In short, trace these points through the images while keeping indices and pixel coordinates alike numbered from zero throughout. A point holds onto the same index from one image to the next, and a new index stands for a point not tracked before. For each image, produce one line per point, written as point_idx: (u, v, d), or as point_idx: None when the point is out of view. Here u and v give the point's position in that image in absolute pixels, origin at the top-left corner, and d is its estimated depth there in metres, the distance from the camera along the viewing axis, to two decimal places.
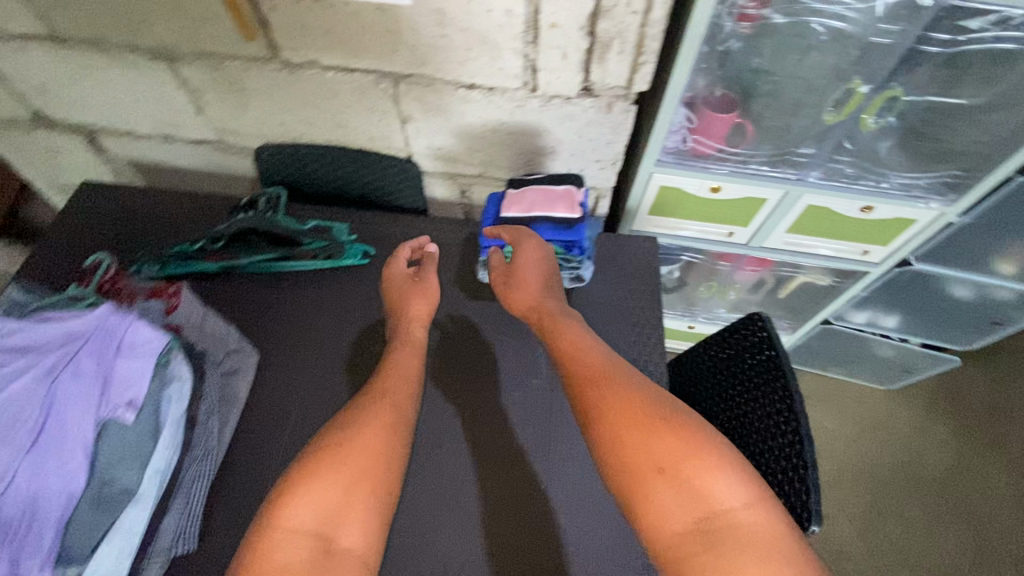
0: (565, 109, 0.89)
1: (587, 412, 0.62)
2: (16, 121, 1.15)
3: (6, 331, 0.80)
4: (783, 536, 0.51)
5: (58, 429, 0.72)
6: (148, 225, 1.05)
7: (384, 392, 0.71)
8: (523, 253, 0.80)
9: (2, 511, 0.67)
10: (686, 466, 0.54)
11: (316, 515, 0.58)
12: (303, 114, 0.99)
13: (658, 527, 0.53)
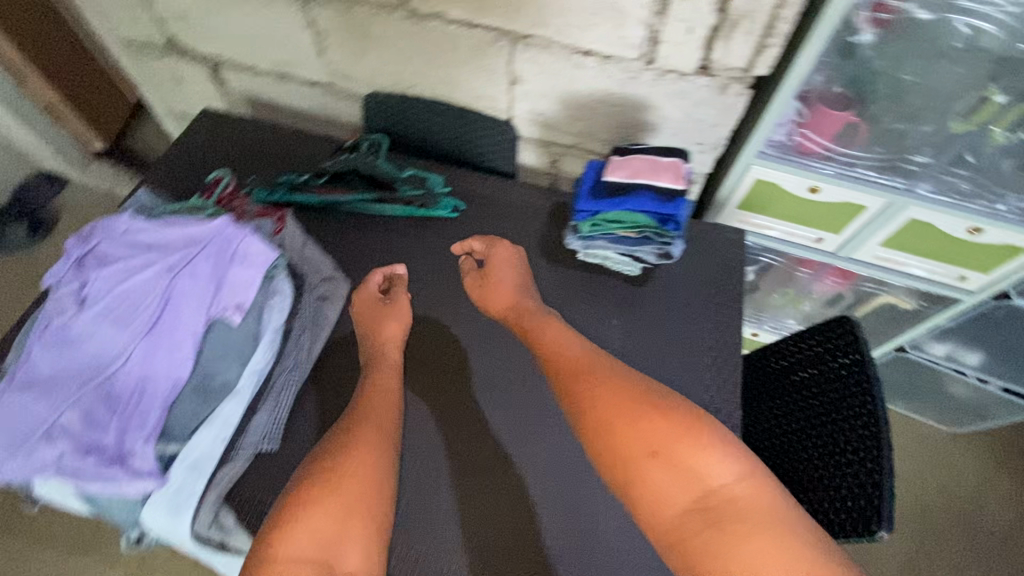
0: (678, 85, 0.88)
1: (581, 407, 0.70)
2: (150, 46, 1.24)
3: (133, 228, 0.88)
4: (774, 502, 0.61)
5: (173, 320, 0.80)
6: (257, 155, 1.12)
7: (364, 420, 0.75)
8: (495, 258, 0.92)
9: (119, 383, 0.78)
10: (682, 451, 0.63)
11: (315, 543, 0.63)
12: (416, 65, 1.02)
13: (661, 510, 0.62)
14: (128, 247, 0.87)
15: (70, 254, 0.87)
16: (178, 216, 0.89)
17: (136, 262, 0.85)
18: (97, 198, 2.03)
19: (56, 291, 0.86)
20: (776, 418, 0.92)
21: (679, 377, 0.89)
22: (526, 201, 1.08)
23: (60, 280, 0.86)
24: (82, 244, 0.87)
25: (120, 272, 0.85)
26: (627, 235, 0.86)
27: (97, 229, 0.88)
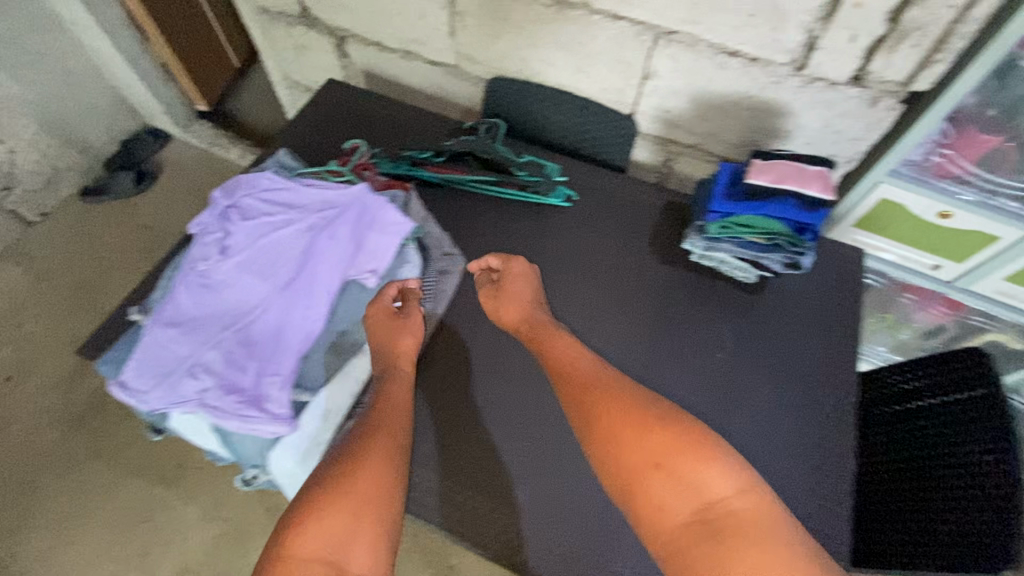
0: (825, 94, 0.87)
1: (591, 426, 0.68)
2: (283, 14, 1.29)
3: (275, 186, 0.93)
4: (778, 517, 0.58)
5: (313, 277, 0.86)
6: (379, 127, 1.16)
7: (376, 424, 0.71)
8: (511, 273, 0.88)
9: (260, 330, 0.83)
10: (683, 463, 0.61)
11: (327, 543, 0.59)
12: (549, 52, 1.03)
13: (665, 523, 0.59)
14: (270, 204, 0.92)
15: (214, 204, 0.92)
16: (318, 179, 0.93)
17: (278, 218, 0.90)
18: (196, 157, 2.14)
19: (199, 238, 0.91)
20: (896, 445, 0.90)
21: (793, 389, 0.88)
22: (639, 195, 1.07)
23: (204, 228, 0.91)
24: (227, 197, 0.92)
25: (263, 226, 0.90)
26: (756, 240, 0.85)
27: (241, 184, 0.93)
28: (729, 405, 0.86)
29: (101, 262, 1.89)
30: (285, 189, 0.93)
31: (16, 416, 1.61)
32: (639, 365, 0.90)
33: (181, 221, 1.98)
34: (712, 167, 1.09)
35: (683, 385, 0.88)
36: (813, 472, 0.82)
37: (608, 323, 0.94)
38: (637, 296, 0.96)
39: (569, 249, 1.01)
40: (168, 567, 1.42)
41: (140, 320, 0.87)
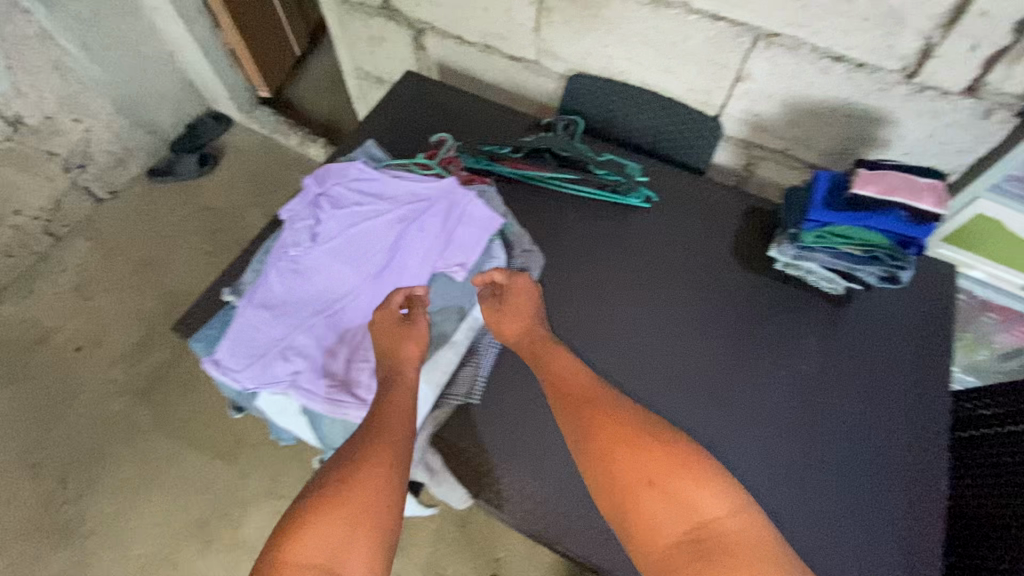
0: (934, 104, 0.84)
1: (590, 439, 0.68)
2: (364, 6, 1.31)
3: (364, 176, 0.95)
4: (766, 541, 0.60)
5: (402, 268, 0.88)
6: (458, 121, 1.17)
7: (379, 431, 0.70)
8: (514, 287, 0.85)
9: (352, 317, 0.86)
10: (675, 483, 0.63)
11: (321, 550, 0.60)
12: (637, 51, 1.02)
13: (654, 540, 0.61)
14: (359, 194, 0.94)
15: (304, 192, 0.94)
16: (405, 171, 0.96)
17: (368, 208, 0.92)
18: (257, 142, 2.19)
19: (289, 224, 0.93)
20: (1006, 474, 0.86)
21: (882, 406, 0.85)
22: (719, 200, 1.06)
23: (294, 214, 0.93)
24: (316, 185, 0.95)
25: (353, 216, 0.92)
26: (852, 251, 0.83)
27: (331, 173, 0.95)
28: (815, 419, 0.84)
29: (166, 240, 1.95)
30: (374, 180, 0.95)
31: (86, 384, 1.68)
32: (720, 373, 0.89)
33: (241, 204, 2.04)
34: (797, 173, 1.06)
35: (767, 396, 0.86)
36: (906, 494, 0.79)
37: (688, 328, 0.93)
38: (718, 303, 0.95)
39: (648, 251, 1.01)
40: (225, 538, 1.46)
41: (233, 301, 0.90)
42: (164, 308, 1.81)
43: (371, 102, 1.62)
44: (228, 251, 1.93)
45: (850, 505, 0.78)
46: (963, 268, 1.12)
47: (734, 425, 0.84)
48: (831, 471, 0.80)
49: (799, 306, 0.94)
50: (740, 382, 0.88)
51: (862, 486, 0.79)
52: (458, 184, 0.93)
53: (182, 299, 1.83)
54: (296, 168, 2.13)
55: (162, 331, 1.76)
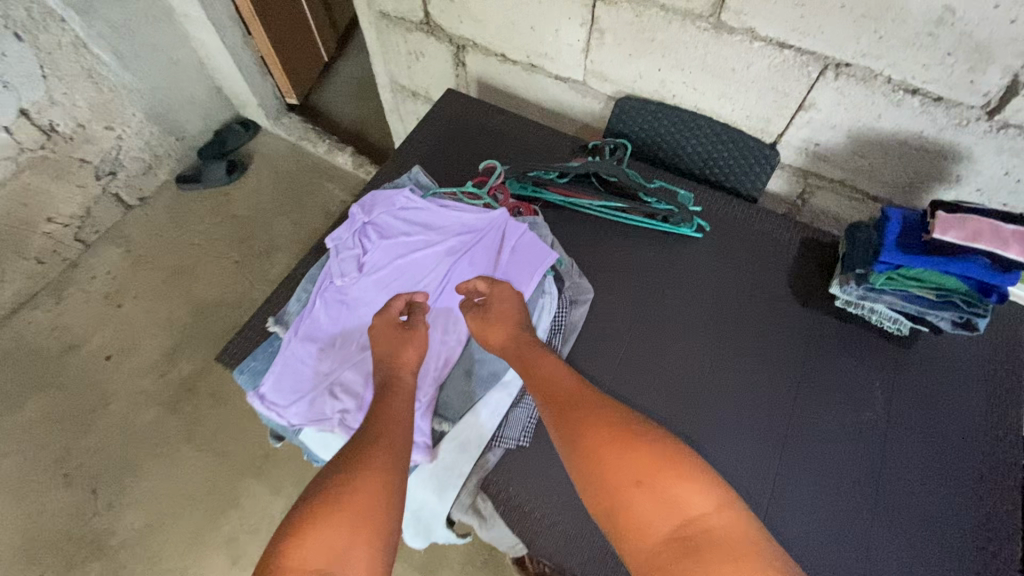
0: (1017, 142, 0.79)
1: (577, 442, 0.69)
2: (404, 21, 1.28)
3: (411, 205, 0.93)
4: (754, 538, 0.60)
5: (450, 303, 0.87)
6: (501, 142, 1.14)
7: (379, 437, 0.69)
8: (496, 298, 0.83)
9: None
10: (661, 480, 0.64)
11: (321, 556, 0.58)
12: (692, 76, 0.98)
13: (643, 537, 0.62)
14: (406, 224, 0.92)
15: (350, 219, 0.93)
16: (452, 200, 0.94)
17: (416, 240, 0.91)
18: (284, 149, 2.17)
19: (335, 252, 0.91)
20: None
21: (953, 459, 0.81)
22: (774, 231, 1.02)
23: (339, 243, 0.91)
24: (363, 213, 0.93)
25: (399, 246, 0.91)
26: (924, 294, 0.79)
27: (377, 201, 0.93)
28: (880, 471, 0.81)
29: (195, 249, 1.95)
30: (420, 209, 0.93)
31: (116, 394, 1.68)
32: (778, 417, 0.85)
33: (269, 212, 2.02)
34: (856, 204, 1.02)
35: (827, 443, 0.83)
36: (980, 556, 0.74)
37: (745, 368, 0.89)
38: (773, 341, 0.92)
39: (699, 285, 0.97)
40: (253, 556, 1.45)
41: (278, 332, 0.88)
42: (193, 318, 1.81)
43: (405, 115, 1.60)
44: (255, 260, 1.92)
45: (919, 566, 0.74)
46: None
47: (793, 477, 0.81)
48: (898, 527, 0.77)
49: (862, 348, 0.90)
50: (802, 426, 0.84)
51: (931, 544, 0.75)
52: (510, 217, 0.92)
53: (211, 308, 1.82)
54: (323, 176, 2.11)
55: (191, 341, 1.76)
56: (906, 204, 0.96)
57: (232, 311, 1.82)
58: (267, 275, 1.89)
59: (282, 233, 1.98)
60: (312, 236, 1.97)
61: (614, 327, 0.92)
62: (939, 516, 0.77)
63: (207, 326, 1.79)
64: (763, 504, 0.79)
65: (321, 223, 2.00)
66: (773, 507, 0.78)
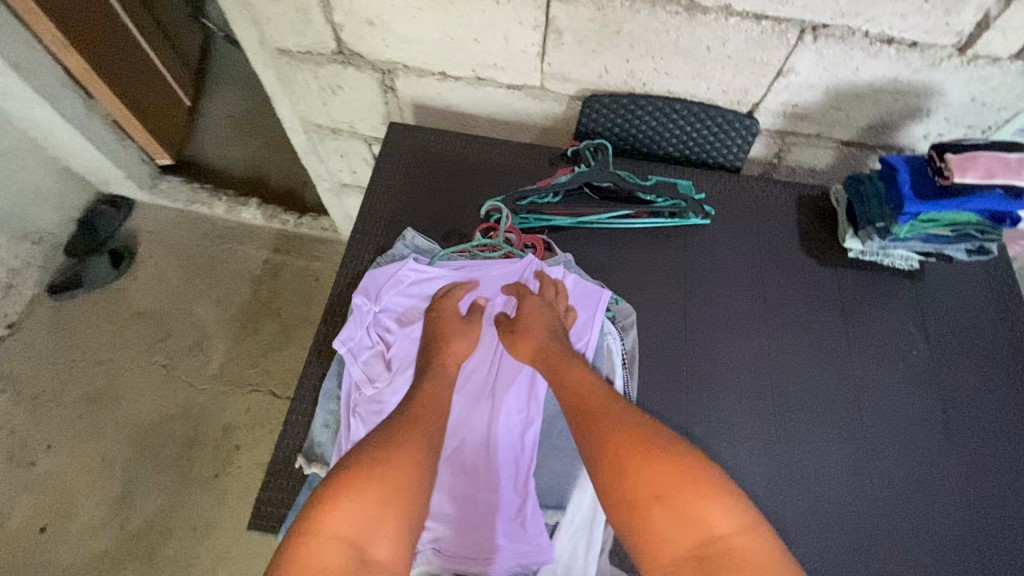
0: (985, 71, 0.84)
1: (601, 452, 0.65)
2: (311, 54, 1.09)
3: (423, 276, 0.85)
4: (776, 562, 0.56)
5: (507, 372, 0.80)
6: (471, 172, 1.03)
7: (414, 422, 0.66)
8: (527, 308, 0.80)
9: (472, 445, 0.76)
10: (684, 498, 0.59)
11: (352, 522, 0.56)
12: (665, 62, 0.93)
13: (660, 554, 0.58)
14: (424, 299, 0.83)
15: (355, 313, 0.80)
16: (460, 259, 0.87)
17: None
18: (172, 220, 1.84)
19: (352, 356, 0.78)
20: None
21: (990, 370, 0.89)
22: (770, 198, 1.02)
23: (353, 344, 0.78)
24: (368, 301, 0.81)
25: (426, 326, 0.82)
26: (941, 232, 0.84)
27: (380, 284, 0.83)
28: (940, 403, 0.86)
29: (105, 367, 1.62)
30: (436, 278, 0.85)
31: (70, 568, 1.39)
32: (839, 382, 0.88)
33: (182, 298, 1.73)
34: (830, 152, 1.05)
35: (890, 391, 0.87)
36: None
37: (796, 344, 0.90)
38: (809, 310, 0.93)
39: (724, 272, 0.95)
40: None
41: (314, 471, 0.74)
42: (135, 448, 1.52)
43: (325, 154, 1.40)
44: (186, 358, 1.64)
45: (997, 479, 0.82)
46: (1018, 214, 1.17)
47: (872, 435, 0.84)
48: (969, 449, 0.83)
49: (885, 292, 0.94)
50: (865, 383, 0.87)
51: (999, 457, 0.83)
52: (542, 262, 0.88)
53: (153, 430, 1.55)
54: (231, 238, 1.82)
55: (142, 476, 1.48)
56: (881, 143, 1.00)
57: (180, 426, 1.55)
58: (206, 370, 1.63)
59: (207, 318, 1.70)
60: (244, 311, 1.71)
61: (665, 342, 0.89)
62: (1001, 432, 0.85)
63: (155, 452, 1.52)
64: (859, 474, 0.81)
65: (249, 294, 1.74)
66: (864, 470, 0.82)
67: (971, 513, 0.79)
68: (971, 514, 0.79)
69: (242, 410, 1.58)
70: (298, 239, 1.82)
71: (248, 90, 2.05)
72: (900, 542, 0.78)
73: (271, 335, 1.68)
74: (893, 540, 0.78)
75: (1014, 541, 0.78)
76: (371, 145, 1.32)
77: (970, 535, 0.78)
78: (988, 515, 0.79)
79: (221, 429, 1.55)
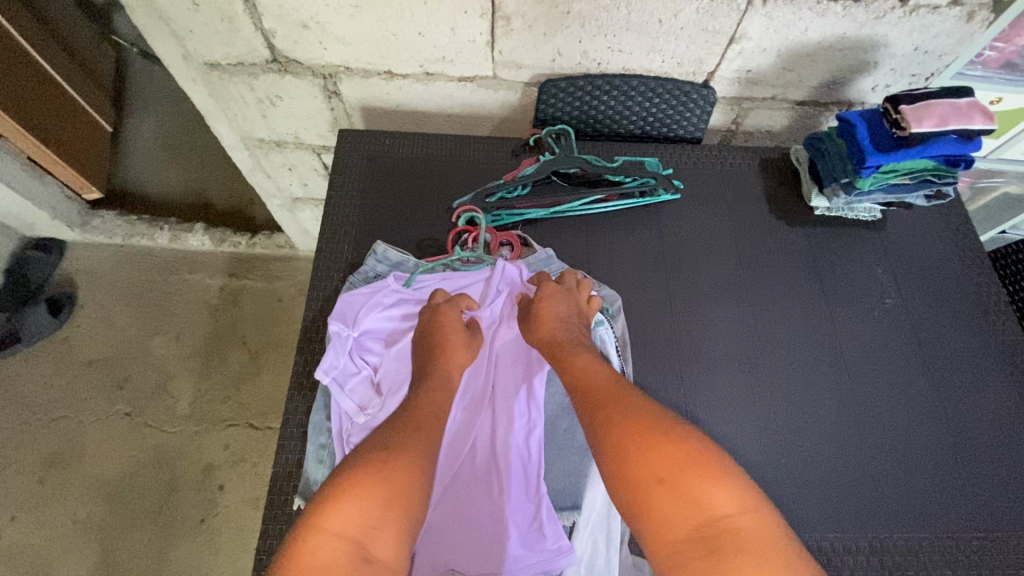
0: (926, 19, 0.86)
1: (606, 434, 0.65)
2: (243, 65, 1.01)
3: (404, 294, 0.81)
4: (778, 542, 0.55)
5: (504, 381, 0.79)
6: (433, 173, 0.98)
7: (416, 426, 0.66)
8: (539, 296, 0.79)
9: (478, 457, 0.75)
10: (687, 480, 0.59)
11: (357, 521, 0.55)
12: (617, 39, 0.91)
13: (663, 535, 0.57)
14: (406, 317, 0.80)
15: (335, 339, 0.76)
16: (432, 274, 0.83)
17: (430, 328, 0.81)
18: (112, 257, 1.71)
19: (338, 385, 0.74)
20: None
21: (957, 307, 0.93)
22: (734, 165, 1.03)
23: (337, 372, 0.74)
24: (347, 325, 0.77)
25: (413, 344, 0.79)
26: (900, 182, 0.86)
27: (356, 306, 0.78)
28: (917, 345, 0.90)
29: (62, 424, 1.51)
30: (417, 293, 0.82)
31: None
32: (823, 338, 0.90)
33: (136, 339, 1.62)
34: (785, 112, 1.06)
35: (870, 339, 0.90)
36: (1007, 377, 0.88)
37: (777, 307, 0.91)
38: (785, 271, 0.94)
39: (700, 244, 0.96)
40: None
41: None
42: (109, 505, 1.43)
43: (272, 169, 1.32)
44: (150, 402, 1.54)
45: (975, 410, 0.86)
46: None
47: (860, 385, 0.87)
48: (947, 384, 0.87)
49: (853, 244, 0.96)
50: (846, 337, 0.90)
51: (975, 388, 0.87)
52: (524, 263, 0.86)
53: (126, 483, 1.45)
54: (180, 268, 1.71)
55: (122, 532, 1.40)
56: (832, 100, 1.02)
57: (155, 474, 1.46)
58: (174, 411, 1.53)
59: (167, 356, 1.60)
60: (206, 344, 1.62)
61: (653, 323, 0.89)
62: (972, 363, 0.89)
63: (132, 506, 1.43)
64: (853, 427, 0.84)
65: (209, 326, 1.64)
66: (856, 420, 0.84)
67: (957, 448, 0.83)
68: (956, 448, 0.83)
69: (220, 448, 1.50)
70: (254, 260, 1.73)
71: (175, 108, 1.92)
72: (897, 485, 0.81)
73: (239, 365, 1.60)
74: (891, 483, 0.81)
75: (998, 466, 0.83)
76: (320, 155, 1.26)
77: (958, 468, 0.82)
78: (973, 447, 0.83)
79: (201, 470, 1.47)
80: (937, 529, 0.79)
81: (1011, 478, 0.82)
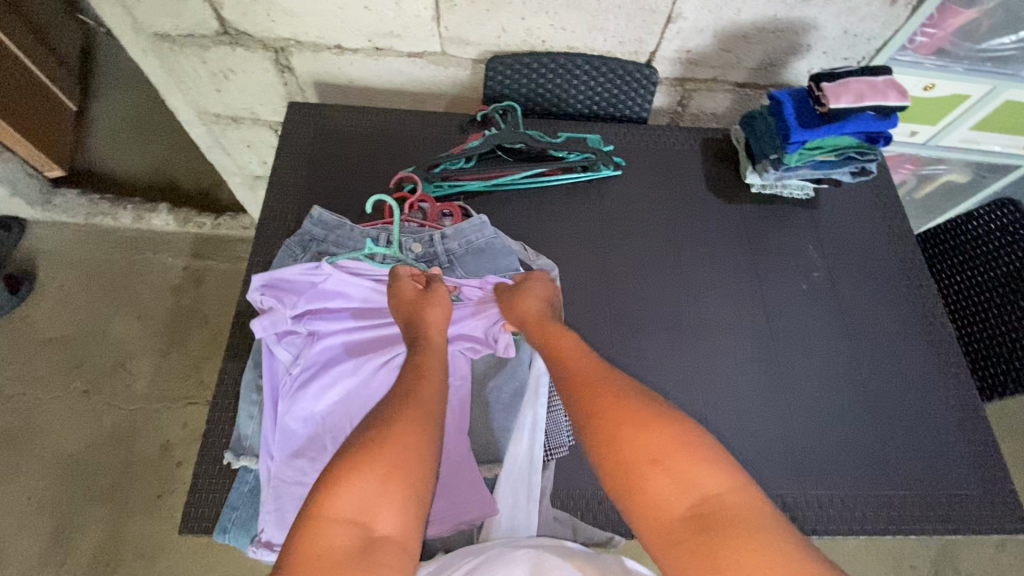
0: (851, 3, 0.91)
1: (591, 415, 0.63)
2: (193, 36, 1.02)
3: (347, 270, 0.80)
4: (773, 519, 0.52)
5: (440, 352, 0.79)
6: (380, 146, 1.00)
7: (409, 399, 0.63)
8: (533, 284, 0.80)
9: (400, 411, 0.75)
10: (678, 459, 0.56)
11: (354, 502, 0.53)
12: (560, 16, 0.94)
13: (658, 517, 0.54)
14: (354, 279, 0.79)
15: (271, 290, 0.76)
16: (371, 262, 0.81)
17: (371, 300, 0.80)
18: (75, 236, 1.71)
19: (274, 336, 0.76)
20: (970, 309, 1.03)
21: (883, 280, 0.97)
22: (676, 144, 1.06)
23: (274, 324, 0.75)
24: (292, 283, 0.78)
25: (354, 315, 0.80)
26: (827, 158, 0.90)
27: (300, 267, 0.78)
28: (842, 316, 0.94)
29: (19, 400, 1.50)
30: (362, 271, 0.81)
31: None
32: (753, 308, 0.93)
33: (97, 318, 1.61)
34: (727, 94, 1.09)
35: (798, 309, 0.94)
36: (925, 347, 0.92)
37: (711, 281, 0.94)
38: (721, 246, 0.97)
39: (639, 217, 0.98)
40: None
41: (240, 463, 0.72)
42: (66, 481, 1.43)
43: (230, 145, 1.32)
44: (109, 381, 1.54)
45: (894, 376, 0.90)
46: (902, 136, 1.26)
47: (785, 352, 0.90)
48: (867, 352, 0.91)
49: (787, 221, 1.00)
50: (775, 308, 0.93)
51: (895, 358, 0.91)
52: (481, 242, 0.86)
53: (83, 460, 1.45)
54: (143, 248, 1.71)
55: (78, 508, 1.40)
56: (770, 82, 1.06)
57: (113, 451, 1.46)
58: (134, 389, 1.53)
59: (128, 335, 1.60)
60: (167, 323, 1.62)
61: (589, 292, 0.92)
62: (894, 334, 0.93)
63: (89, 482, 1.43)
64: (779, 395, 0.87)
65: (171, 305, 1.64)
66: (780, 385, 0.88)
67: (876, 414, 0.87)
68: (875, 416, 0.87)
69: (180, 425, 1.50)
70: (218, 240, 1.73)
71: (143, 89, 1.91)
72: (820, 448, 0.84)
73: (200, 343, 1.60)
74: (811, 445, 0.84)
75: (911, 429, 0.86)
76: (277, 132, 1.27)
77: (876, 429, 0.86)
78: (891, 412, 0.87)
79: (159, 447, 1.48)
80: (855, 489, 0.82)
81: (924, 440, 0.86)
